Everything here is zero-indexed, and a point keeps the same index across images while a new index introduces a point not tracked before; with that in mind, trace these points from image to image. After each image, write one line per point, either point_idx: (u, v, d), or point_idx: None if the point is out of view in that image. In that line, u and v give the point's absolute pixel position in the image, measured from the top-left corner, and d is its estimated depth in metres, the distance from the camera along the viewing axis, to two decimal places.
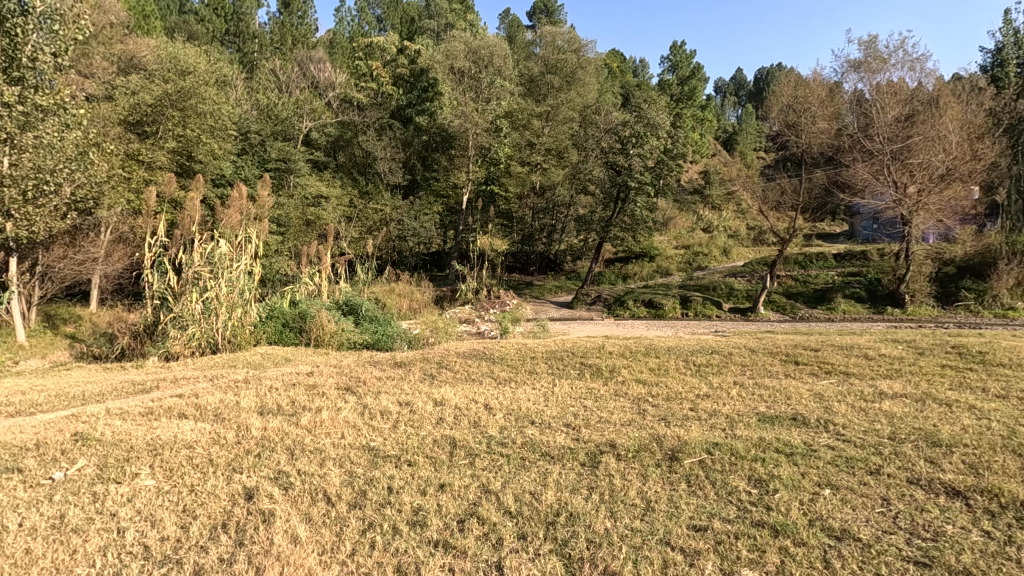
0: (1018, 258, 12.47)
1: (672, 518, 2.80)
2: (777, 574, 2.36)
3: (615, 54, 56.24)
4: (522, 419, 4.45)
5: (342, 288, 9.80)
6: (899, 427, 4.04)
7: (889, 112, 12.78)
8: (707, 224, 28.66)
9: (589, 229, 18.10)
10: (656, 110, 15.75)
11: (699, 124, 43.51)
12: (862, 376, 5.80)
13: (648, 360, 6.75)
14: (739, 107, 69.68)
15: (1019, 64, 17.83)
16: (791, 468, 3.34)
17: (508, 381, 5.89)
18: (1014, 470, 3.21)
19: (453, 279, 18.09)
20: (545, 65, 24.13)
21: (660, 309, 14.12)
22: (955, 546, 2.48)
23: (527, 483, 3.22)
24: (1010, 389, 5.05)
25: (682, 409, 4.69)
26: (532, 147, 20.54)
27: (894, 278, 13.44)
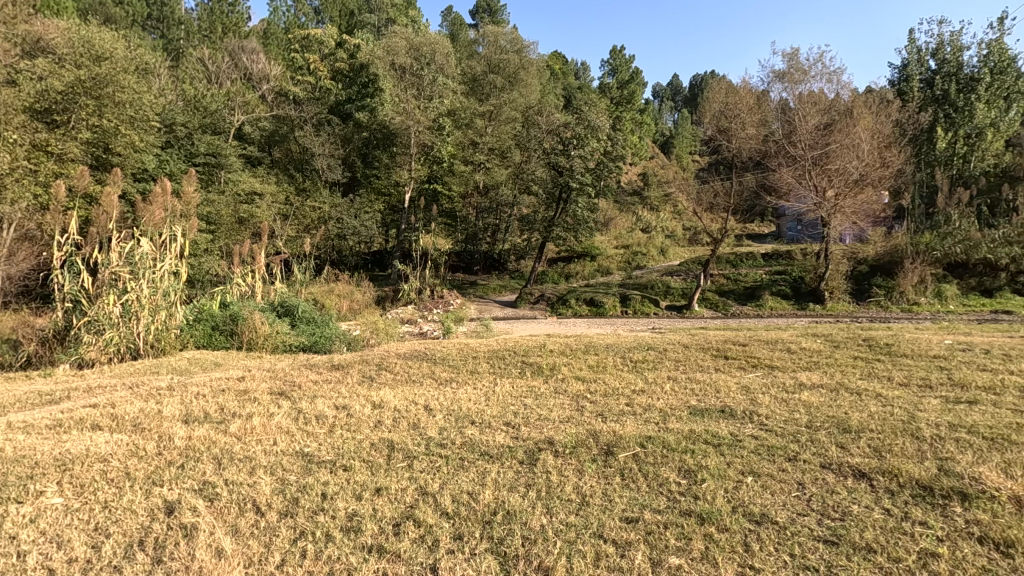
0: (921, 257, 13.60)
1: (606, 512, 2.88)
2: (701, 559, 2.47)
3: (557, 57, 57.21)
4: (463, 419, 4.44)
5: (277, 288, 9.44)
6: (815, 415, 4.34)
7: (810, 121, 13.67)
8: (646, 225, 29.64)
9: (532, 229, 18.28)
10: (596, 113, 16.13)
11: (638, 127, 44.95)
12: (785, 369, 6.18)
13: (588, 358, 6.91)
14: (675, 112, 72.48)
15: (922, 80, 19.33)
16: (718, 458, 3.51)
17: (449, 381, 5.86)
18: (911, 452, 3.51)
19: (395, 279, 17.76)
20: (488, 65, 24.21)
21: (601, 308, 14.46)
22: (859, 524, 2.69)
23: (465, 483, 3.22)
24: (911, 378, 5.54)
25: (618, 405, 4.83)
26: (475, 147, 20.49)
27: (815, 276, 14.34)
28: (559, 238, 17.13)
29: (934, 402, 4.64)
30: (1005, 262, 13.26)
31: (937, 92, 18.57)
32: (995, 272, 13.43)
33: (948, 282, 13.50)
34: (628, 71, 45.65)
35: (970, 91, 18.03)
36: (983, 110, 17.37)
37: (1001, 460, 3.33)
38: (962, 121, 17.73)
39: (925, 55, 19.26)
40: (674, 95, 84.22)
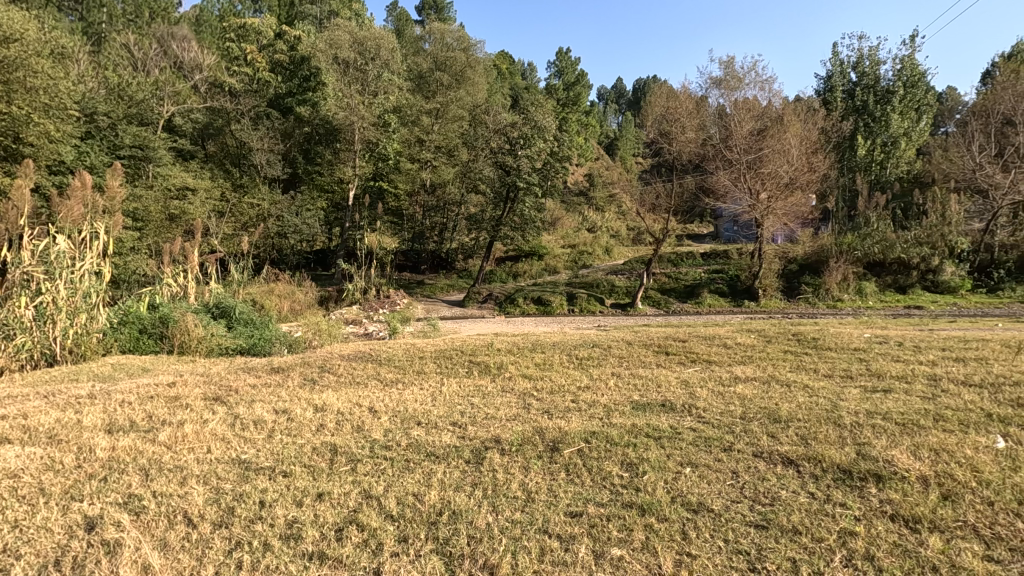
0: (844, 257, 14.53)
1: (551, 507, 2.93)
2: (642, 549, 2.55)
3: (504, 57, 57.53)
4: (408, 420, 4.39)
5: (212, 288, 8.99)
6: (749, 407, 4.57)
7: (744, 126, 14.31)
8: (592, 225, 30.21)
9: (480, 228, 18.23)
10: (543, 113, 16.28)
11: (584, 129, 45.75)
12: (722, 363, 6.47)
13: (534, 356, 6.98)
14: (619, 115, 74.34)
15: (845, 91, 20.27)
16: (658, 451, 3.63)
17: (396, 382, 5.77)
18: (834, 438, 3.76)
19: (339, 279, 17.32)
20: (434, 62, 24.17)
21: (548, 307, 14.62)
22: (787, 508, 2.85)
23: (411, 484, 3.19)
24: (834, 369, 5.92)
25: (564, 402, 4.91)
26: (420, 144, 20.05)
27: (750, 275, 15.05)
28: (507, 237, 17.21)
29: (854, 392, 4.98)
30: (916, 261, 14.38)
31: (857, 103, 19.52)
32: (908, 270, 14.53)
33: (867, 280, 14.49)
34: (574, 73, 46.38)
35: (886, 103, 19.07)
36: (898, 120, 18.78)
37: (910, 443, 3.62)
38: (879, 130, 19.11)
39: (847, 68, 20.30)
40: (618, 98, 86.27)
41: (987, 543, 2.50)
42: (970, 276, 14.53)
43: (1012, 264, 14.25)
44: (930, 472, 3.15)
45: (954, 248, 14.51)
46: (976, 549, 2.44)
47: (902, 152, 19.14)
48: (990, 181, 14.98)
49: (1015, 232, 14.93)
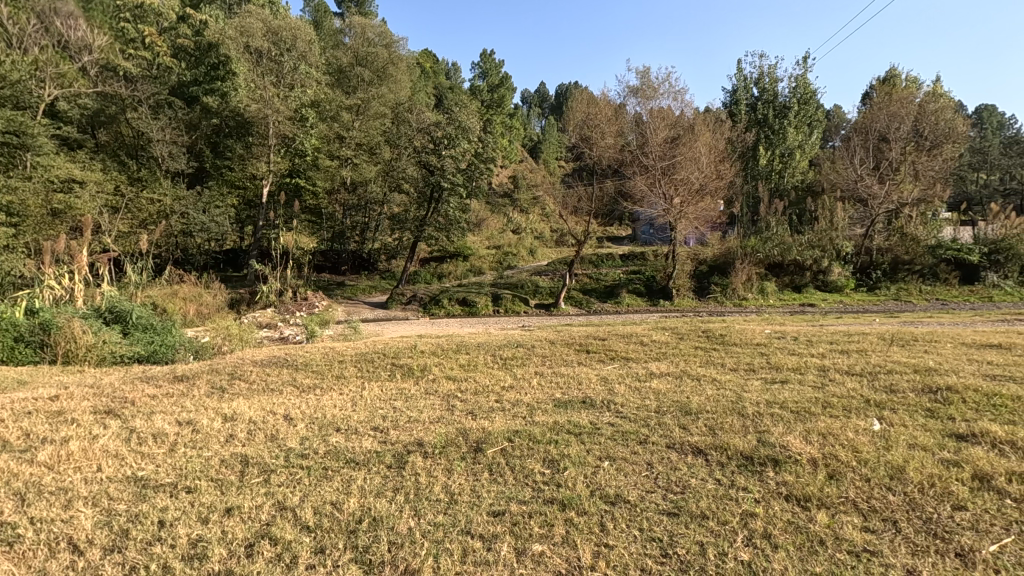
0: (748, 258, 15.63)
1: (473, 508, 2.93)
2: (562, 543, 2.61)
3: (428, 56, 57.13)
4: (326, 427, 4.22)
5: (105, 291, 8.17)
6: (662, 401, 4.81)
7: (659, 134, 15.03)
8: (516, 226, 30.64)
9: (403, 228, 17.93)
10: (467, 114, 16.27)
11: (508, 131, 46.34)
12: (638, 360, 6.77)
13: (459, 357, 6.97)
14: (541, 118, 75.99)
15: (749, 104, 21.85)
16: (578, 446, 3.74)
17: (313, 388, 5.53)
18: (738, 427, 4.04)
19: (252, 280, 16.40)
20: (355, 57, 23.54)
21: (473, 308, 14.65)
22: (696, 495, 3.03)
23: (328, 493, 3.08)
24: (739, 363, 6.37)
25: (488, 402, 4.93)
26: (341, 141, 19.56)
27: (665, 275, 15.85)
28: (431, 238, 17.05)
29: (756, 383, 5.40)
30: (810, 262, 15.75)
31: (759, 116, 21.15)
32: (802, 271, 15.90)
33: (768, 280, 15.72)
34: (499, 75, 46.79)
35: (783, 117, 20.85)
36: (793, 134, 20.52)
37: (802, 429, 3.97)
38: (778, 142, 20.76)
39: (751, 83, 21.78)
40: (541, 102, 88.26)
41: (864, 515, 2.79)
42: (853, 276, 16.17)
43: (887, 265, 16.08)
44: (819, 454, 3.47)
45: (841, 251, 16.07)
46: (856, 521, 2.72)
47: (797, 163, 20.95)
48: (869, 191, 16.78)
49: (889, 237, 16.81)
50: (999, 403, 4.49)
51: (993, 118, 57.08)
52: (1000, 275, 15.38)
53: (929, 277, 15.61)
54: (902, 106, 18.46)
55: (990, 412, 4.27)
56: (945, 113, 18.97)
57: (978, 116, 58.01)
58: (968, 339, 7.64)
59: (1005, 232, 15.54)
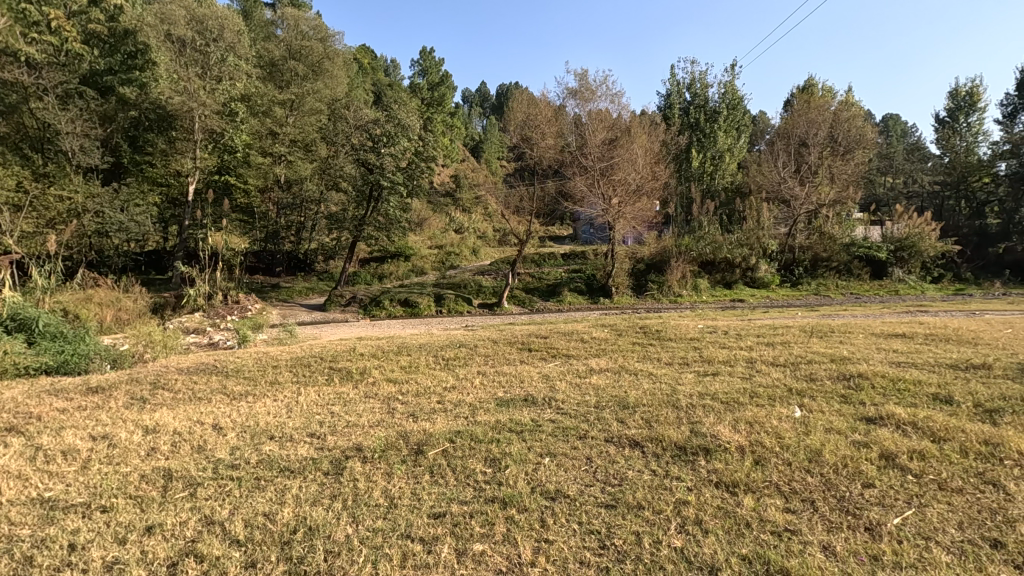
0: (682, 256, 16.26)
1: (414, 511, 2.89)
2: (503, 542, 2.61)
3: (365, 51, 55.97)
4: (259, 435, 4.04)
5: (6, 297, 7.44)
6: (602, 396, 4.92)
7: (598, 135, 15.31)
8: (459, 226, 30.47)
9: (341, 228, 17.42)
10: (406, 112, 15.96)
11: (450, 130, 46.08)
12: (579, 356, 6.90)
13: (400, 359, 6.84)
14: (482, 117, 76.17)
15: (682, 107, 22.69)
16: (520, 444, 3.76)
17: (245, 395, 5.27)
18: (672, 419, 4.20)
19: (178, 284, 15.46)
20: (287, 50, 22.63)
21: (416, 308, 14.45)
22: (633, 486, 3.12)
23: (260, 504, 2.95)
24: (674, 357, 6.61)
25: (429, 403, 4.87)
26: (273, 137, 18.78)
27: (605, 274, 16.22)
28: (371, 238, 16.70)
29: (689, 375, 5.65)
30: (739, 260, 16.58)
31: (691, 120, 22.05)
32: (732, 268, 16.72)
33: (701, 277, 16.45)
34: (438, 74, 46.50)
35: (714, 121, 21.82)
36: (722, 137, 21.51)
37: (731, 418, 4.18)
38: (709, 145, 21.71)
39: (684, 88, 22.59)
40: (483, 101, 88.55)
41: (786, 497, 2.96)
42: (778, 272, 17.18)
43: (808, 262, 17.19)
44: (746, 442, 3.66)
45: (766, 249, 17.04)
46: (778, 503, 2.88)
47: (726, 166, 22.00)
48: (792, 193, 17.88)
49: (810, 236, 17.96)
50: (904, 387, 4.90)
51: (897, 127, 62.29)
52: (904, 270, 16.86)
53: (844, 272, 16.90)
54: (820, 113, 19.75)
55: (895, 396, 4.66)
56: (856, 121, 20.50)
57: (884, 125, 63.15)
58: (877, 329, 8.30)
59: (909, 230, 17.00)
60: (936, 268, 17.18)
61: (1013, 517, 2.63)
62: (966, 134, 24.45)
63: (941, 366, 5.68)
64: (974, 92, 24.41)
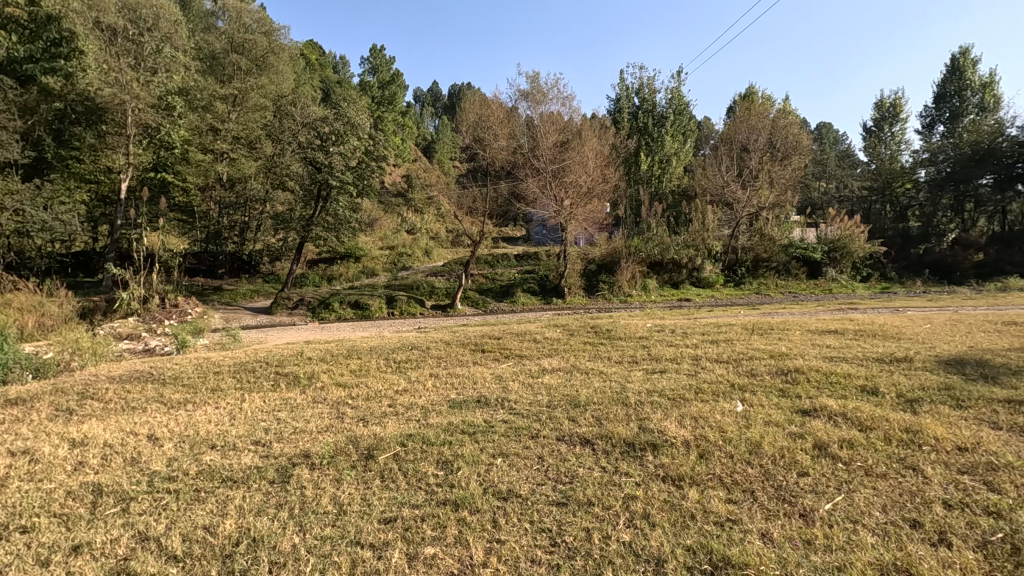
0: (632, 257, 16.66)
1: (364, 517, 2.84)
2: (454, 544, 2.60)
3: (313, 48, 54.65)
4: (199, 445, 3.86)
5: None
6: (553, 395, 4.98)
7: (549, 138, 15.44)
8: (411, 227, 30.12)
9: (288, 228, 16.89)
10: (356, 110, 15.63)
11: (401, 130, 45.40)
12: (531, 357, 6.96)
13: (350, 362, 6.70)
14: (435, 118, 75.76)
15: (631, 112, 23.26)
16: (472, 445, 3.76)
17: (183, 403, 5.02)
18: (622, 416, 4.29)
19: (108, 287, 14.59)
20: (229, 43, 21.78)
21: (367, 310, 14.15)
22: (583, 483, 3.18)
23: (201, 516, 2.83)
24: (623, 356, 6.77)
25: (380, 407, 4.79)
26: (214, 133, 18.04)
27: (557, 274, 16.42)
28: (319, 238, 16.29)
29: (638, 373, 5.80)
30: (686, 261, 17.18)
31: (640, 125, 22.67)
32: (679, 269, 17.29)
33: (650, 277, 16.92)
34: (388, 72, 45.71)
35: (661, 126, 22.51)
36: (669, 142, 22.19)
37: (678, 414, 4.32)
38: (657, 149, 22.35)
39: (633, 92, 23.18)
40: (435, 101, 88.12)
41: (728, 488, 3.09)
42: (722, 272, 17.90)
43: (749, 262, 17.99)
44: (691, 436, 3.79)
45: (711, 249, 17.70)
46: (720, 495, 3.00)
47: (673, 169, 22.75)
48: (734, 196, 18.66)
49: (751, 237, 18.77)
50: (835, 380, 5.21)
51: (830, 134, 66.20)
52: (837, 270, 17.89)
53: (783, 272, 17.77)
54: (759, 120, 20.69)
55: (828, 389, 4.94)
56: (792, 128, 21.63)
57: (819, 133, 66.96)
58: (812, 326, 8.79)
59: (840, 232, 18.05)
60: (865, 268, 18.34)
61: (929, 499, 2.85)
62: (890, 143, 26.29)
63: (869, 360, 6.06)
64: (897, 104, 26.23)
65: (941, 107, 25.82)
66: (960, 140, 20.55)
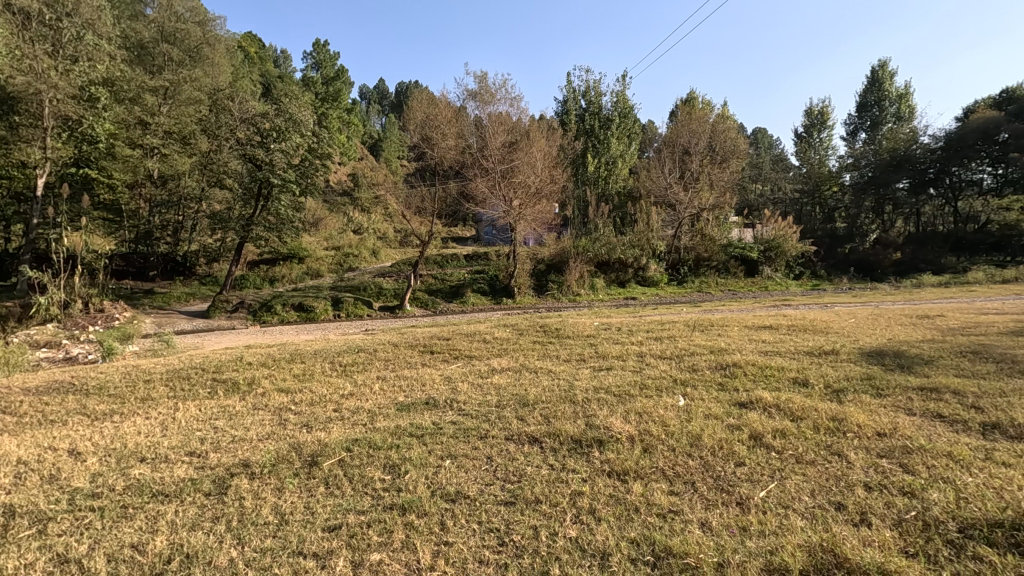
0: (580, 256, 16.94)
1: (307, 526, 2.75)
2: (401, 549, 2.56)
3: (251, 40, 52.46)
4: (127, 458, 3.63)
5: None
6: (502, 395, 4.99)
7: (498, 138, 15.47)
8: (357, 226, 29.45)
9: (226, 228, 16.16)
10: (298, 106, 15.08)
11: (346, 128, 44.30)
12: (481, 357, 6.96)
13: (293, 367, 6.48)
14: (382, 116, 74.41)
15: (578, 114, 23.64)
16: (420, 448, 3.72)
17: (109, 415, 4.70)
18: (569, 414, 4.36)
19: (23, 291, 13.48)
20: (159, 32, 20.54)
21: (311, 313, 13.71)
22: (532, 481, 3.21)
23: (128, 534, 2.66)
24: (571, 354, 6.88)
25: (325, 412, 4.65)
26: (143, 127, 17.00)
27: (507, 274, 16.47)
28: (260, 238, 15.68)
29: (586, 371, 5.91)
30: (632, 260, 17.62)
31: (587, 127, 23.07)
32: (625, 268, 17.72)
33: (598, 276, 17.26)
34: (333, 68, 44.36)
35: (607, 128, 22.98)
36: (615, 144, 22.70)
37: (623, 409, 4.43)
38: (603, 151, 22.82)
39: (580, 95, 23.55)
40: (382, 99, 86.51)
41: (670, 480, 3.19)
42: (666, 271, 18.48)
43: (691, 262, 18.64)
44: (636, 432, 3.89)
45: (655, 249, 18.24)
46: (663, 487, 3.10)
47: (619, 171, 23.27)
48: (676, 198, 19.30)
49: (693, 237, 19.47)
50: (769, 373, 5.49)
51: (765, 139, 69.61)
52: (772, 269, 18.82)
53: (722, 271, 18.55)
54: (700, 124, 21.48)
55: (763, 381, 5.20)
56: (730, 133, 22.60)
57: (755, 137, 70.13)
58: (749, 321, 9.23)
59: (775, 233, 19.01)
60: (797, 266, 19.40)
61: (852, 482, 3.04)
62: (819, 148, 27.96)
63: (800, 353, 6.42)
64: (825, 112, 27.91)
65: (863, 115, 27.65)
66: (879, 147, 22.34)
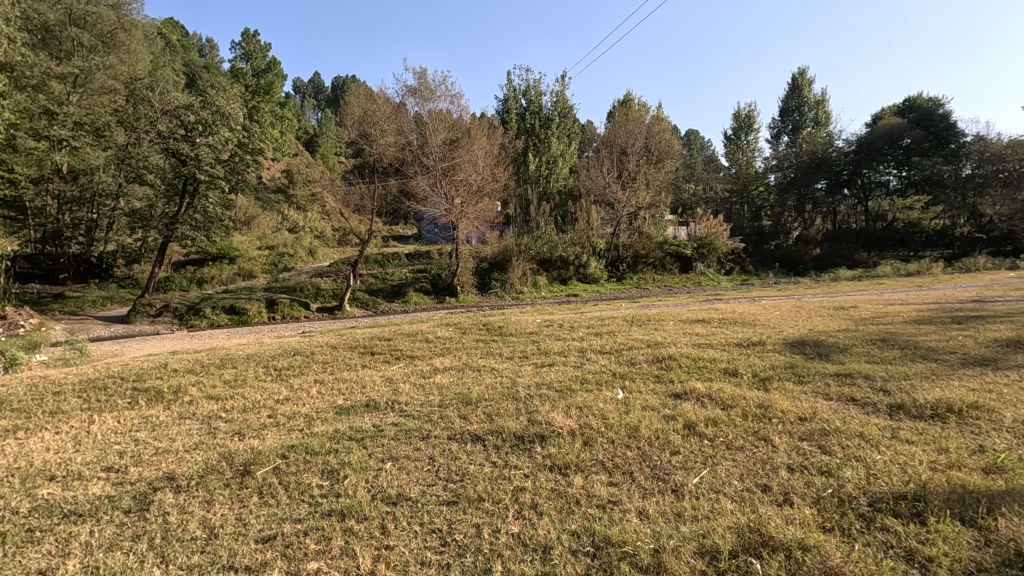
0: (522, 254, 17.06)
1: (238, 539, 2.62)
2: (339, 556, 2.49)
3: (173, 27, 49.18)
4: (34, 478, 3.33)
5: None
6: (445, 395, 4.95)
7: (439, 136, 15.23)
8: (293, 225, 28.33)
9: (147, 226, 15.14)
10: (226, 98, 14.25)
11: (280, 123, 42.51)
12: (424, 357, 6.88)
13: (223, 373, 6.15)
14: (317, 111, 71.92)
15: (518, 112, 23.76)
16: (360, 452, 3.62)
17: (12, 432, 4.29)
18: (512, 411, 4.38)
19: None
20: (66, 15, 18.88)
21: (243, 315, 13.09)
22: (474, 480, 3.20)
23: (34, 560, 2.44)
24: (514, 352, 6.91)
25: (259, 419, 4.45)
26: (49, 116, 15.58)
27: (450, 273, 16.33)
28: (185, 237, 14.85)
29: (529, 368, 5.96)
30: (573, 258, 17.91)
31: (527, 126, 23.23)
32: (567, 265, 17.98)
33: (541, 274, 17.43)
34: (264, 59, 42.26)
35: (547, 127, 23.23)
36: (555, 143, 22.99)
37: (564, 404, 4.49)
38: (544, 150, 23.04)
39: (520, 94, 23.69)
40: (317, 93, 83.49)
41: (610, 471, 3.27)
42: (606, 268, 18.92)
43: (630, 259, 19.17)
44: (576, 425, 3.96)
45: (595, 247, 18.64)
46: (602, 479, 3.17)
47: (559, 170, 23.58)
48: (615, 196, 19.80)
49: (630, 235, 20.01)
50: (702, 364, 5.73)
51: (696, 140, 72.33)
52: (704, 265, 19.67)
53: (658, 268, 19.21)
54: (637, 125, 22.09)
55: (697, 372, 5.43)
56: (664, 134, 23.42)
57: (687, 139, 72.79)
58: (685, 315, 9.61)
59: (707, 231, 19.87)
60: (728, 262, 20.36)
61: (776, 465, 3.22)
62: (746, 150, 29.46)
63: (731, 345, 6.74)
64: (751, 116, 29.40)
65: (785, 120, 29.34)
66: (800, 150, 23.79)
